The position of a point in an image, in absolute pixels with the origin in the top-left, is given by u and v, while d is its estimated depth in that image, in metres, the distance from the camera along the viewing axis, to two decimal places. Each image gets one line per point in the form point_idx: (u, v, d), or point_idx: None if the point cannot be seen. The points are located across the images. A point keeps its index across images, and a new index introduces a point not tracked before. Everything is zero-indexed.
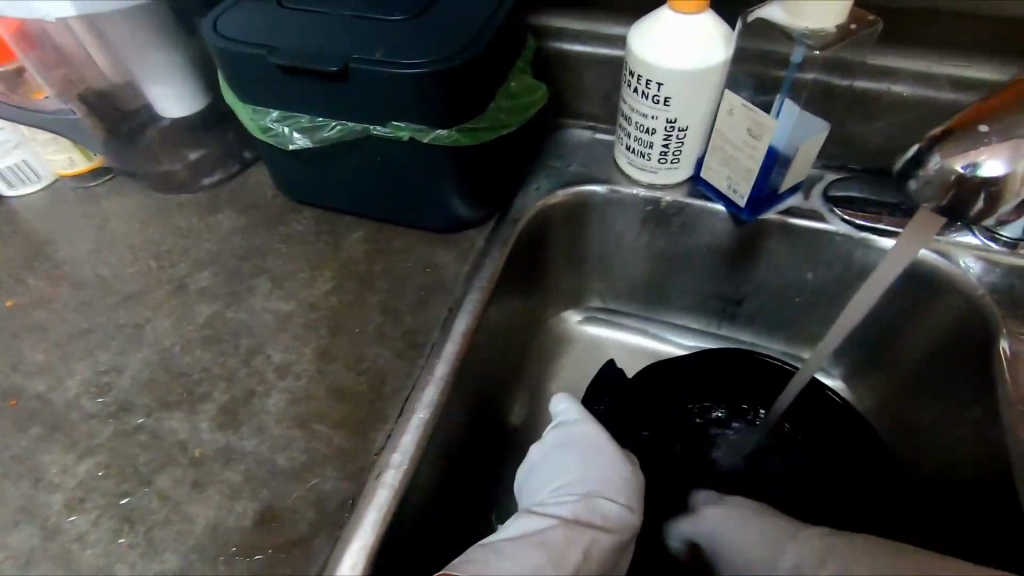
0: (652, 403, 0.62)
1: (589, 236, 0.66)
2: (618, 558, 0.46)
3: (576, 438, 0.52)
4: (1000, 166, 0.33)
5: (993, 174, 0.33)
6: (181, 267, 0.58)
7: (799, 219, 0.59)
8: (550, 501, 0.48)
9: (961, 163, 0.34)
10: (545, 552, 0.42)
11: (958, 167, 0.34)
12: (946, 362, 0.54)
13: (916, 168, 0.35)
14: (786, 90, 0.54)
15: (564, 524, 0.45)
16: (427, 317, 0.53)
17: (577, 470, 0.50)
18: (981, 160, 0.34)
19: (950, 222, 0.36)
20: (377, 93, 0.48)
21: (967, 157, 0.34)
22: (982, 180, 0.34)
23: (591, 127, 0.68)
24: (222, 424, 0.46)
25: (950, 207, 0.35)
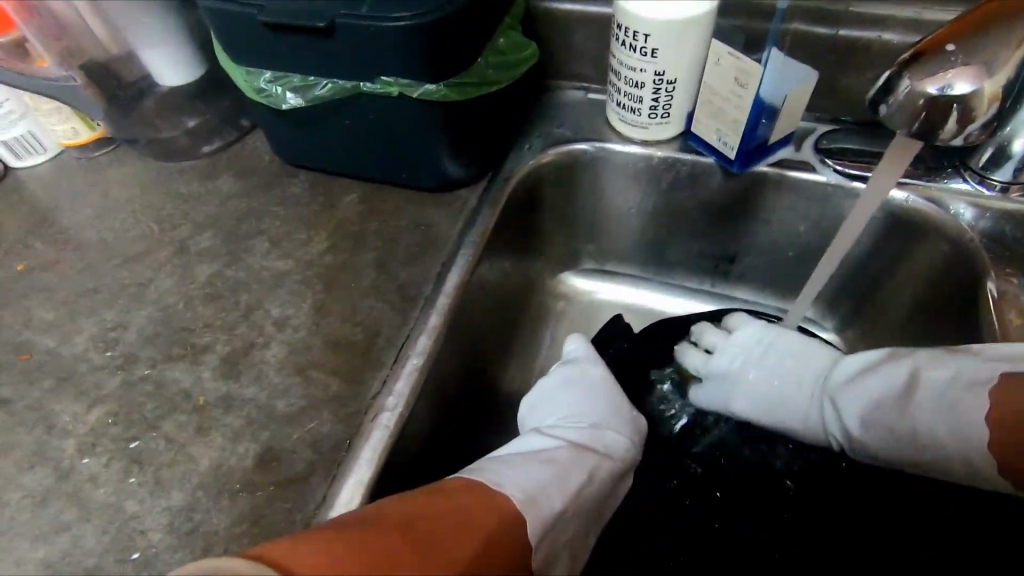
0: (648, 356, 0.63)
1: (582, 194, 0.66)
2: (613, 485, 0.50)
3: (587, 376, 0.55)
4: (968, 85, 0.34)
5: (963, 92, 0.34)
6: (182, 230, 0.59)
7: (790, 170, 0.59)
8: (560, 427, 0.51)
9: (931, 86, 0.35)
10: (551, 471, 0.45)
11: (927, 91, 0.35)
12: (935, 309, 0.55)
13: (887, 95, 0.36)
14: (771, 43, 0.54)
15: (572, 449, 0.48)
16: (420, 272, 0.54)
17: (584, 406, 0.53)
18: (951, 80, 0.34)
19: (924, 143, 0.37)
20: (365, 48, 0.48)
21: (938, 79, 0.35)
22: (952, 100, 0.35)
23: (583, 87, 0.68)
24: (224, 374, 0.48)
25: (922, 130, 0.36)
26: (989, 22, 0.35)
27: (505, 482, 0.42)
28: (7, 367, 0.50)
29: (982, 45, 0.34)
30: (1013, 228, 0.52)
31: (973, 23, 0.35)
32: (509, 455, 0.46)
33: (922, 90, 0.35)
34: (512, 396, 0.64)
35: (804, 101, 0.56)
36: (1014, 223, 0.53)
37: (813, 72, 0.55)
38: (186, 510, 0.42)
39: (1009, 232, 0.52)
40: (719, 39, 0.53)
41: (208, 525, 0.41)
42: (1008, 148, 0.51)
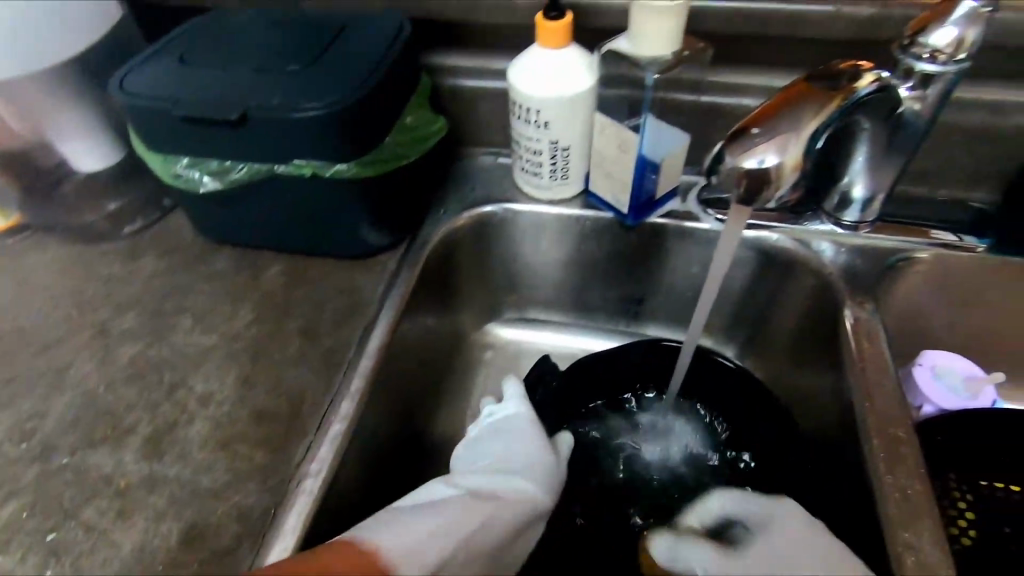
0: (577, 395, 0.64)
1: (499, 250, 0.71)
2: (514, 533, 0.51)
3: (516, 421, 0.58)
4: (777, 157, 0.39)
5: (772, 164, 0.39)
6: (103, 312, 0.60)
7: (677, 220, 0.66)
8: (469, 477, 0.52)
9: (747, 160, 0.40)
10: (438, 523, 0.45)
11: (745, 164, 0.40)
12: (813, 334, 0.62)
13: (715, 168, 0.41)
14: (648, 108, 0.61)
15: (466, 501, 0.49)
16: (344, 337, 0.57)
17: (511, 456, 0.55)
18: (764, 154, 0.39)
19: (753, 205, 0.42)
20: (276, 135, 0.52)
21: (753, 153, 0.40)
22: (767, 170, 0.40)
23: (494, 152, 0.74)
24: (147, 454, 0.49)
25: (749, 194, 0.41)
26: (790, 99, 0.40)
27: (401, 536, 0.43)
28: None
29: (785, 121, 0.39)
30: (863, 262, 0.61)
31: (780, 102, 0.40)
32: (404, 506, 0.48)
33: (740, 164, 0.40)
34: (444, 447, 0.67)
35: (682, 161, 0.63)
36: (864, 257, 0.61)
37: (685, 135, 0.63)
38: None
39: (861, 265, 0.61)
40: (602, 112, 0.61)
41: None
42: (850, 195, 0.59)
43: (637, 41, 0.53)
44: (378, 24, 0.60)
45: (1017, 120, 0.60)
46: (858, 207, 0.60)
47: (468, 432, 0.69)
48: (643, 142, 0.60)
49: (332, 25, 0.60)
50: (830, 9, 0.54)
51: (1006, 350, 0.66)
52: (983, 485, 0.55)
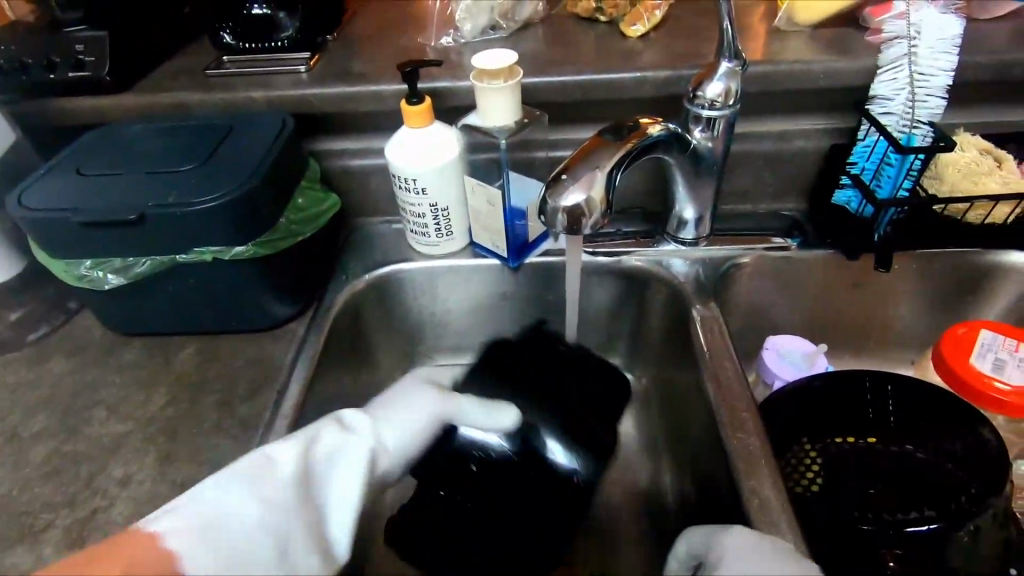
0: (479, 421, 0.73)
1: (402, 306, 0.79)
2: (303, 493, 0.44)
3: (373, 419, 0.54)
4: (583, 196, 0.50)
5: (579, 202, 0.50)
6: (11, 418, 0.61)
7: (553, 256, 0.77)
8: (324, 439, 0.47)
9: (561, 201, 0.50)
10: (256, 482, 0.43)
11: (560, 204, 0.50)
12: (675, 336, 0.72)
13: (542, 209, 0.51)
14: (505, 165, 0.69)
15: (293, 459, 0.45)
16: (259, 403, 0.61)
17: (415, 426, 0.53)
18: (571, 195, 0.50)
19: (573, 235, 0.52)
20: (174, 229, 0.58)
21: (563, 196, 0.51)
22: (577, 207, 0.50)
23: (388, 220, 0.82)
24: (68, 544, 0.50)
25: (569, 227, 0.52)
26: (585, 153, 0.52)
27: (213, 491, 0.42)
28: None
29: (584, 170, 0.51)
30: (705, 270, 0.73)
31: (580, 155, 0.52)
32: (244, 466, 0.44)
33: (558, 205, 0.50)
34: None
35: None
36: (705, 266, 0.74)
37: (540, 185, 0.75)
38: None
39: (703, 273, 0.73)
40: (470, 174, 0.70)
41: None
42: (682, 217, 0.73)
43: (486, 115, 0.65)
44: (263, 123, 0.68)
45: (796, 144, 0.75)
46: (692, 226, 0.73)
47: None
48: (508, 196, 0.70)
49: (221, 127, 0.67)
50: (637, 75, 0.70)
51: (835, 327, 0.79)
52: (829, 444, 0.62)
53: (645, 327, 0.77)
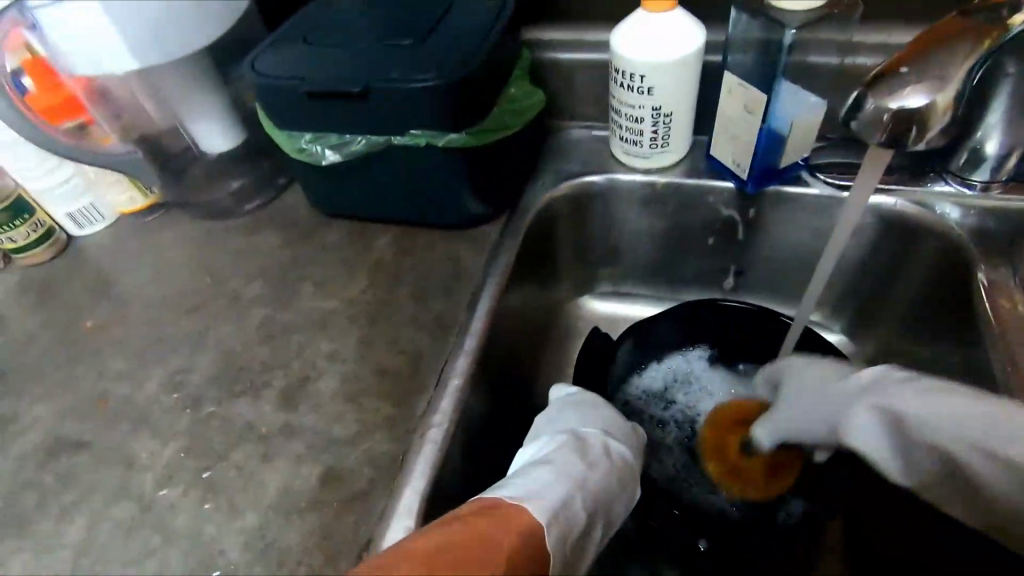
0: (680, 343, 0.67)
1: (595, 222, 0.71)
2: (572, 481, 0.42)
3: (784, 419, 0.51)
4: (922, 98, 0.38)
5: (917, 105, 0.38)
6: (234, 281, 0.65)
7: (787, 186, 0.64)
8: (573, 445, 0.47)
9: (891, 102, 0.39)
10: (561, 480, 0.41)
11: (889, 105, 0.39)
12: (939, 298, 0.59)
13: (855, 113, 0.40)
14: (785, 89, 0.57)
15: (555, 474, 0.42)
16: (455, 302, 0.59)
17: (547, 475, 0.41)
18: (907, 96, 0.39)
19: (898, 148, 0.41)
20: (395, 105, 0.55)
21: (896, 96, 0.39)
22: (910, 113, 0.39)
23: (587, 126, 0.74)
24: (285, 405, 0.52)
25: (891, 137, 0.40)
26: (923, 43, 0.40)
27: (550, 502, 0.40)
28: (85, 415, 0.55)
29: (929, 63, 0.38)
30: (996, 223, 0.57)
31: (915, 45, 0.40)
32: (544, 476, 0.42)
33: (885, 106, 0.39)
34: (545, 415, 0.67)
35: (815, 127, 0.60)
36: (996, 219, 0.58)
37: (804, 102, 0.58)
38: (259, 531, 0.45)
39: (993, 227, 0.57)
40: (729, 71, 0.59)
41: (281, 543, 0.44)
42: (980, 150, 0.56)
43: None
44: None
45: None
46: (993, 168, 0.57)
47: None
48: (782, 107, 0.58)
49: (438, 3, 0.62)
50: None
51: None
52: None
53: (886, 285, 0.64)
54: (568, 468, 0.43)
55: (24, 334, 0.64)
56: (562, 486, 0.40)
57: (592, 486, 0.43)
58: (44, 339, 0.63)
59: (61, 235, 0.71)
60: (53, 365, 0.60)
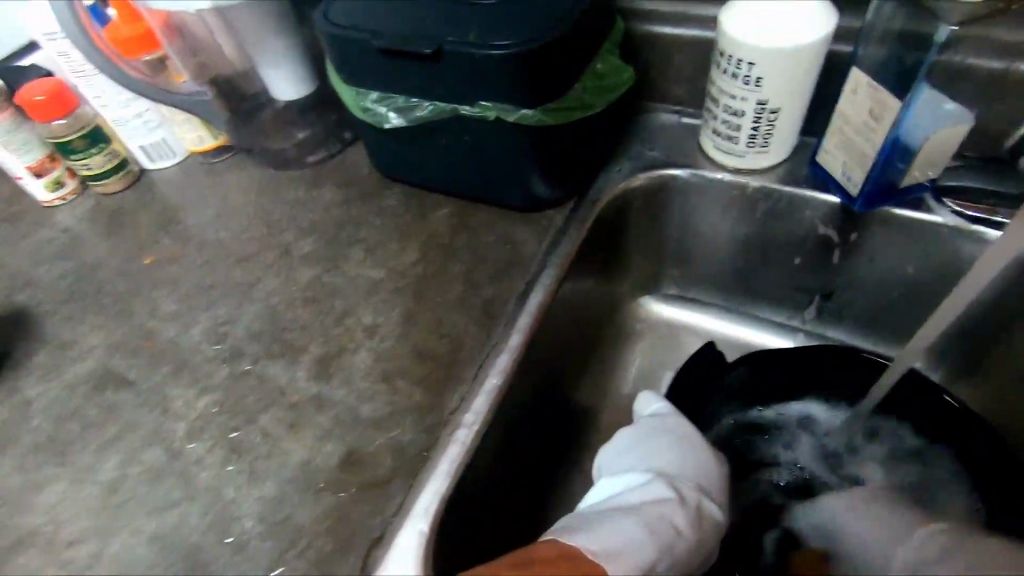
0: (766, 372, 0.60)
1: (670, 218, 0.65)
2: (660, 530, 0.39)
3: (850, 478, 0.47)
4: None
5: None
6: (287, 235, 0.64)
7: (904, 209, 0.55)
8: (652, 485, 0.43)
9: None
10: (644, 529, 0.39)
11: None
12: None
13: None
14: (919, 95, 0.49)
15: (640, 522, 0.39)
16: (505, 290, 0.56)
17: (631, 528, 0.38)
18: None
19: None
20: (468, 72, 0.50)
21: None
22: None
23: (677, 110, 0.67)
24: (319, 374, 0.51)
25: None
26: None
27: (630, 549, 0.37)
28: (133, 351, 0.56)
29: None
30: None
31: None
32: (631, 526, 0.39)
33: None
34: (587, 417, 0.63)
35: (954, 145, 0.50)
36: None
37: (955, 117, 0.49)
38: (277, 502, 0.44)
39: None
40: (857, 66, 0.50)
41: (296, 519, 0.43)
42: None
43: None
44: None
45: None
46: None
47: (605, 416, 0.64)
48: (913, 118, 0.49)
49: None
50: None
51: None
52: None
53: (1005, 335, 0.55)
54: (656, 523, 0.40)
55: (89, 259, 0.65)
56: (647, 543, 0.38)
57: (678, 547, 0.39)
58: (108, 267, 0.64)
59: (134, 167, 0.72)
60: (111, 296, 0.61)
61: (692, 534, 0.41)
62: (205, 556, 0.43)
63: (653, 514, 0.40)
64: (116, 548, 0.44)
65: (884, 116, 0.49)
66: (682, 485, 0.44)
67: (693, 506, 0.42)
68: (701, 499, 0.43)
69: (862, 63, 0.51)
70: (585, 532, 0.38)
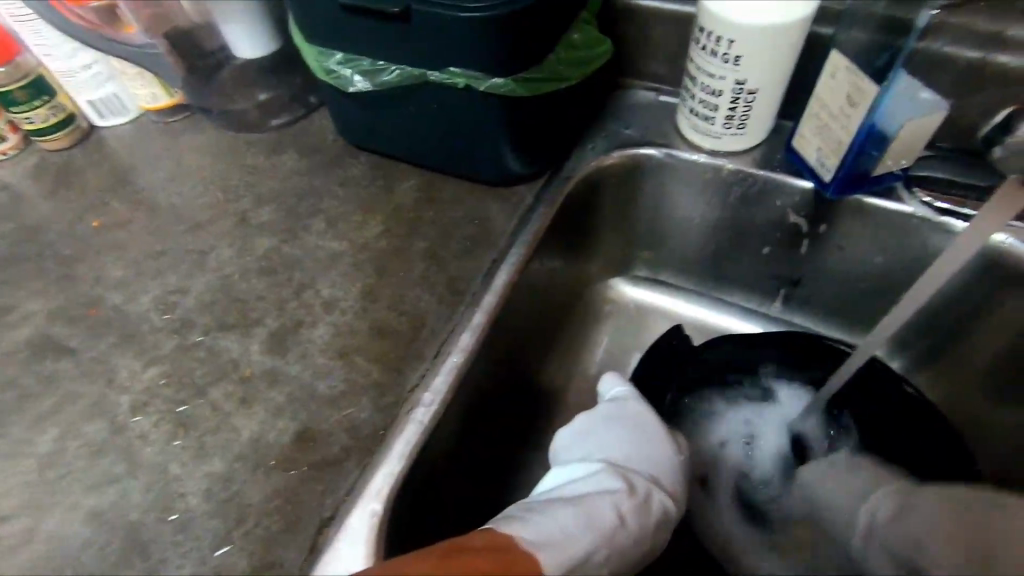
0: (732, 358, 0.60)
1: (643, 199, 0.64)
2: (601, 522, 0.39)
3: None
4: None
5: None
6: (245, 201, 0.61)
7: (876, 197, 0.55)
8: (601, 477, 0.43)
9: None
10: (581, 520, 0.38)
11: None
12: None
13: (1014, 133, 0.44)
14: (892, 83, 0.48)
15: (580, 512, 0.39)
16: (471, 267, 0.54)
17: (569, 519, 0.38)
18: None
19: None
20: (437, 35, 0.47)
21: None
22: None
23: (657, 88, 0.65)
24: (273, 348, 0.49)
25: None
26: None
27: (568, 538, 0.37)
28: (76, 319, 0.53)
29: None
30: None
31: None
32: (571, 517, 0.38)
33: None
34: (551, 398, 0.63)
35: (929, 134, 0.49)
36: None
37: (929, 104, 0.48)
38: (224, 480, 0.43)
39: None
40: (838, 49, 0.49)
41: (243, 497, 0.42)
42: None
43: None
44: None
45: None
46: None
47: (570, 398, 0.64)
48: (884, 107, 0.48)
49: None
50: None
51: None
52: None
53: (964, 327, 0.56)
54: (598, 515, 0.39)
55: (31, 220, 0.61)
56: (584, 536, 0.37)
57: (619, 540, 0.39)
58: (51, 228, 0.61)
59: (82, 122, 0.67)
60: (54, 260, 0.58)
61: (635, 528, 0.40)
62: (145, 533, 0.41)
63: (595, 506, 0.40)
64: (52, 523, 0.42)
65: (861, 102, 0.48)
66: (632, 477, 0.43)
67: (639, 495, 0.42)
68: (650, 492, 0.43)
69: (843, 48, 0.50)
70: (523, 522, 0.37)
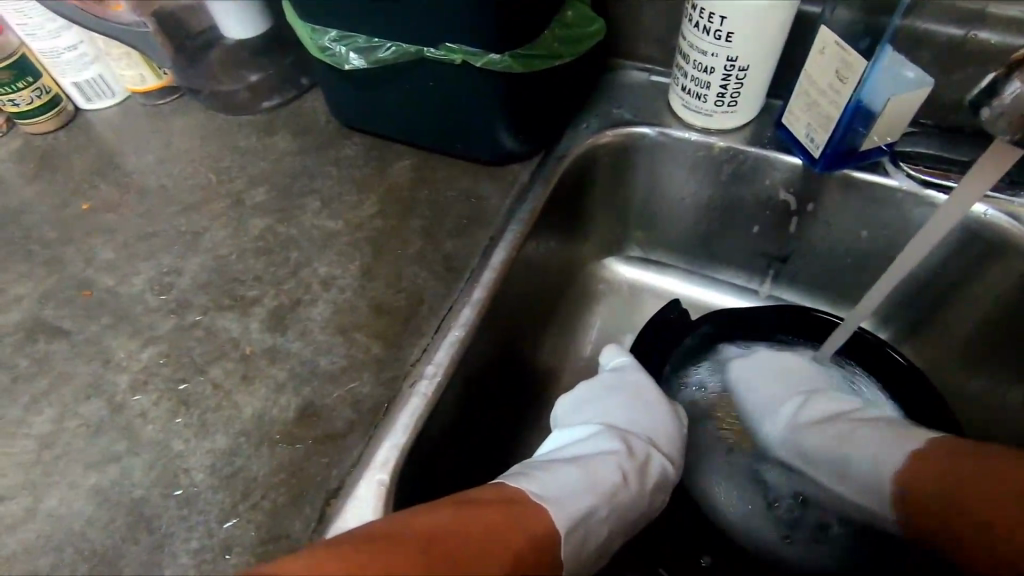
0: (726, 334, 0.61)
1: (636, 179, 0.64)
2: (603, 479, 0.40)
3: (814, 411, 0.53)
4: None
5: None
6: (238, 183, 0.60)
7: (862, 172, 0.56)
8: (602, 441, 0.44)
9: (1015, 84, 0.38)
10: (584, 478, 0.39)
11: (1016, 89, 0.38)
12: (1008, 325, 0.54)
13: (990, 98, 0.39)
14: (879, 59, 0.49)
15: (581, 469, 0.40)
16: (468, 244, 0.54)
17: (572, 476, 0.39)
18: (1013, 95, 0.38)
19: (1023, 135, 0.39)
20: (432, 10, 0.47)
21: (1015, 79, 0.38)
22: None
23: (648, 68, 0.66)
24: (272, 326, 0.49)
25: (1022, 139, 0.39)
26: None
27: (571, 494, 0.38)
28: (68, 301, 0.52)
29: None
30: None
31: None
32: (574, 474, 0.39)
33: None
34: (548, 376, 0.64)
35: (914, 109, 0.50)
36: None
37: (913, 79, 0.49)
38: (228, 455, 0.43)
39: None
40: (827, 25, 0.50)
41: (247, 472, 0.42)
42: None
43: None
44: None
45: None
46: None
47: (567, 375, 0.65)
48: (871, 82, 0.49)
49: None
50: None
51: None
52: None
53: (947, 298, 0.57)
54: (600, 473, 0.40)
55: (17, 203, 0.60)
56: (587, 493, 0.38)
57: (621, 498, 0.40)
58: (38, 212, 0.60)
59: (67, 105, 0.66)
60: (42, 243, 0.57)
61: (636, 487, 0.42)
62: (149, 509, 0.41)
63: (596, 466, 0.41)
64: (52, 502, 0.42)
65: (849, 77, 0.49)
66: (631, 440, 0.44)
67: (639, 458, 0.43)
68: (649, 454, 0.44)
69: (831, 24, 0.51)
70: (529, 480, 0.38)
